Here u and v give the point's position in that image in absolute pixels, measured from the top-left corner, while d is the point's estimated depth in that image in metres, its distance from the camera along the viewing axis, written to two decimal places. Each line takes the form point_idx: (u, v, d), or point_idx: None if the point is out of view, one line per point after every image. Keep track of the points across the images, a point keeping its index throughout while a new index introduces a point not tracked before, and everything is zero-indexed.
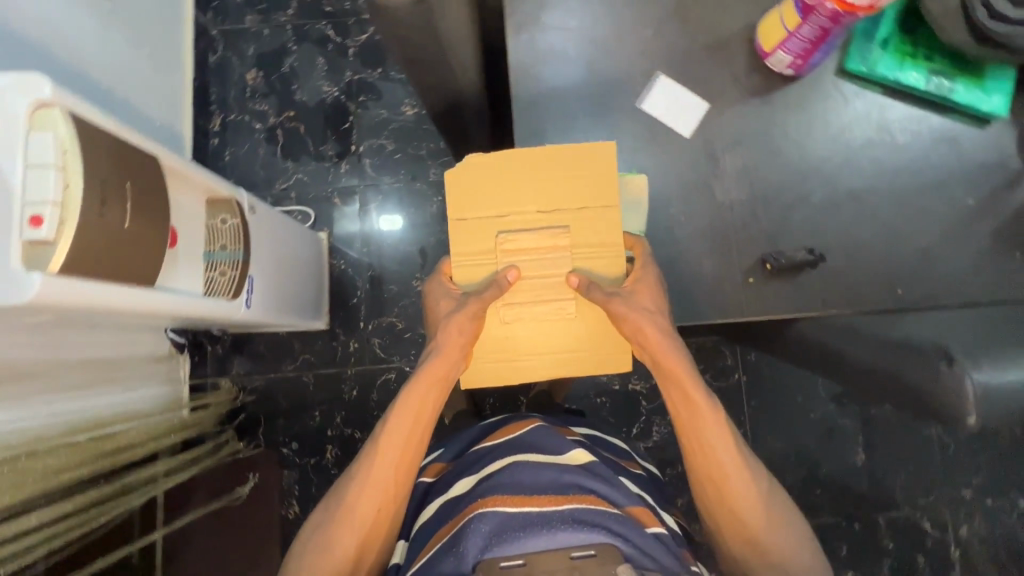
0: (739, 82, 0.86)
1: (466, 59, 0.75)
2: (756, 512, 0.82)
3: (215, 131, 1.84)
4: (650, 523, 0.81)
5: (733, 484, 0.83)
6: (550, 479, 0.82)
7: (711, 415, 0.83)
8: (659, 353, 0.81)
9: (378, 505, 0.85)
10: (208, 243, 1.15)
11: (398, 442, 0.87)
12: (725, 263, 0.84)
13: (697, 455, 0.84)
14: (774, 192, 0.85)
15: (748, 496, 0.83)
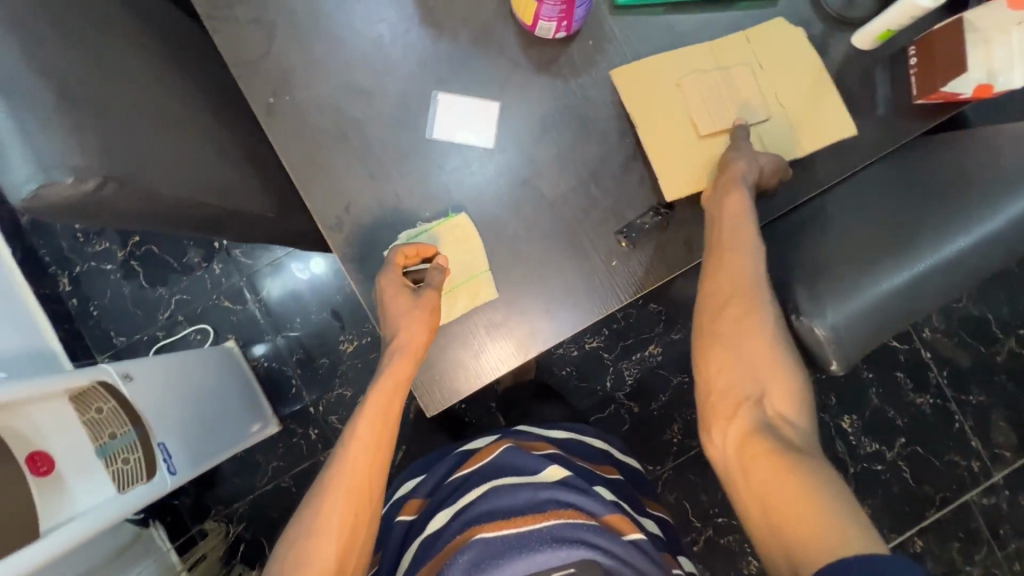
0: (520, 65, 0.79)
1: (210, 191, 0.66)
2: (774, 399, 0.67)
3: (69, 291, 1.67)
4: (630, 531, 0.72)
5: (749, 356, 0.68)
6: (526, 500, 0.73)
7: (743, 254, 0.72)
8: (726, 212, 0.72)
9: (349, 525, 0.68)
10: (94, 438, 1.05)
11: (373, 451, 0.72)
12: (584, 257, 0.79)
13: (723, 300, 0.71)
14: (601, 162, 0.79)
15: (765, 381, 0.67)
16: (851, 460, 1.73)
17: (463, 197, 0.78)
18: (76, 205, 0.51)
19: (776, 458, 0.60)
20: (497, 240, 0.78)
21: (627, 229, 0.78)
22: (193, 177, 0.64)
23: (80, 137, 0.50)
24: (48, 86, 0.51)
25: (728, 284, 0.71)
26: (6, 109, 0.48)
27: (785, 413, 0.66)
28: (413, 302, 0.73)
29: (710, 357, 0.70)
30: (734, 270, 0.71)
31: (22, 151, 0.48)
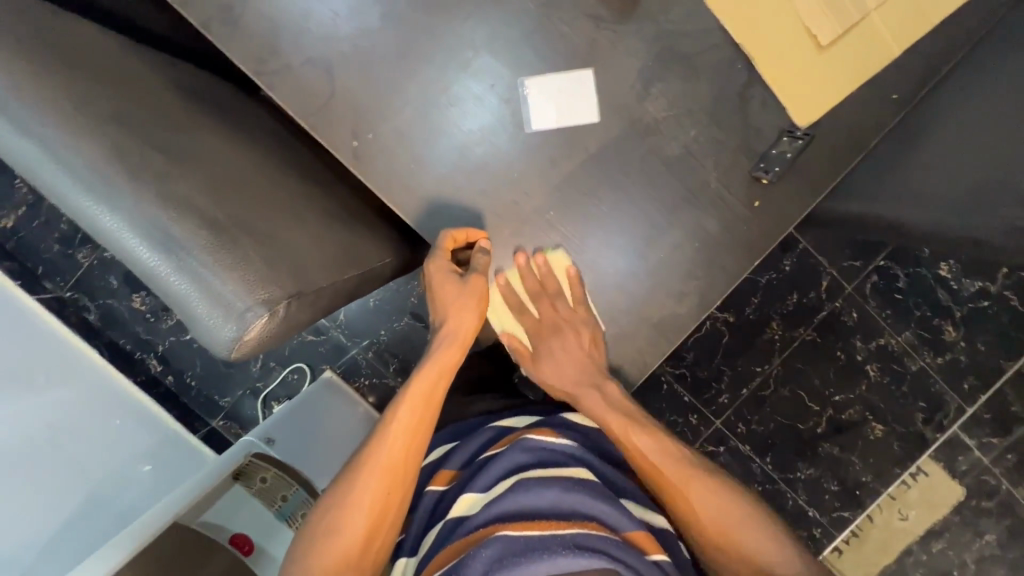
0: (601, 19, 0.70)
1: (345, 268, 0.62)
2: (752, 550, 0.70)
3: (161, 370, 1.67)
4: (654, 551, 0.66)
5: (705, 501, 0.72)
6: (551, 503, 0.67)
7: (635, 426, 0.75)
8: (591, 406, 0.75)
9: (380, 502, 0.70)
10: (271, 505, 1.08)
11: (409, 435, 0.73)
12: (723, 206, 0.73)
13: (641, 458, 0.74)
14: (718, 99, 0.72)
15: (733, 528, 0.71)
16: (953, 304, 1.47)
17: (584, 183, 0.72)
18: (268, 340, 0.48)
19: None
20: (631, 216, 0.73)
21: (761, 165, 0.72)
22: (331, 261, 0.60)
23: (250, 270, 0.47)
24: (199, 223, 0.46)
25: (637, 446, 0.75)
26: (177, 268, 0.45)
27: (767, 553, 0.69)
28: (460, 290, 0.72)
29: (678, 507, 0.73)
30: (653, 453, 0.74)
31: (209, 306, 0.45)
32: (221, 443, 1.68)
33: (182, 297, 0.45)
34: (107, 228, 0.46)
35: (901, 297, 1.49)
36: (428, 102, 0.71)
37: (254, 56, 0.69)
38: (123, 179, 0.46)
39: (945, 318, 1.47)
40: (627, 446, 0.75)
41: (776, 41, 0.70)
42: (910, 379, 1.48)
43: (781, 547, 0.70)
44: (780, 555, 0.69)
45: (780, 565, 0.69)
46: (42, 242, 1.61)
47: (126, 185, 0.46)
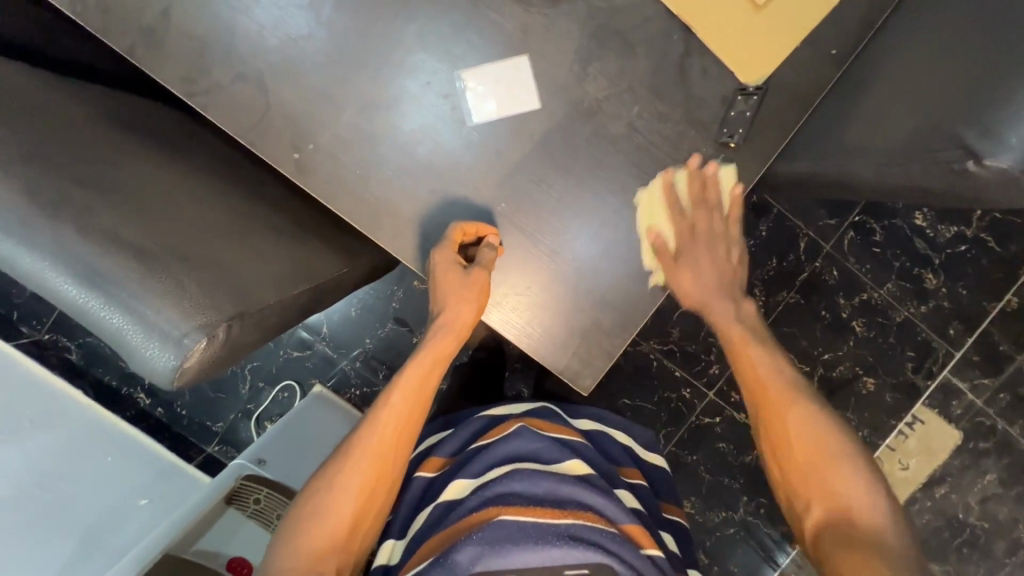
0: (531, 5, 0.70)
1: (296, 284, 0.61)
2: (842, 483, 0.63)
3: (150, 403, 1.66)
4: (649, 546, 0.68)
5: (800, 423, 0.67)
6: (545, 491, 0.67)
7: (751, 337, 0.74)
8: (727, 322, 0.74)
9: (372, 486, 0.70)
10: (265, 525, 1.08)
11: (404, 423, 0.73)
12: (676, 179, 0.73)
13: (752, 370, 0.71)
14: (658, 73, 0.71)
15: (825, 459, 0.65)
16: (932, 252, 1.48)
17: (534, 171, 0.72)
18: (212, 365, 0.47)
19: (849, 546, 0.59)
20: (585, 200, 0.72)
21: (725, 131, 0.71)
22: (278, 278, 0.59)
23: (183, 296, 0.46)
24: (124, 255, 0.46)
25: (743, 353, 0.72)
26: (107, 301, 0.44)
27: (853, 489, 0.63)
28: (463, 283, 0.70)
29: (786, 415, 0.68)
30: (760, 360, 0.72)
31: (144, 336, 0.44)
32: (219, 468, 1.68)
33: (115, 332, 0.44)
34: (32, 269, 0.45)
35: (880, 250, 1.49)
36: (366, 107, 0.70)
37: (181, 78, 0.68)
38: (43, 220, 0.45)
39: (924, 267, 1.48)
40: (727, 334, 0.74)
41: (710, 8, 0.69)
42: (896, 330, 1.49)
43: (869, 488, 0.63)
44: (872, 504, 0.62)
45: (858, 504, 0.62)
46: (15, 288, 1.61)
47: (44, 224, 0.45)
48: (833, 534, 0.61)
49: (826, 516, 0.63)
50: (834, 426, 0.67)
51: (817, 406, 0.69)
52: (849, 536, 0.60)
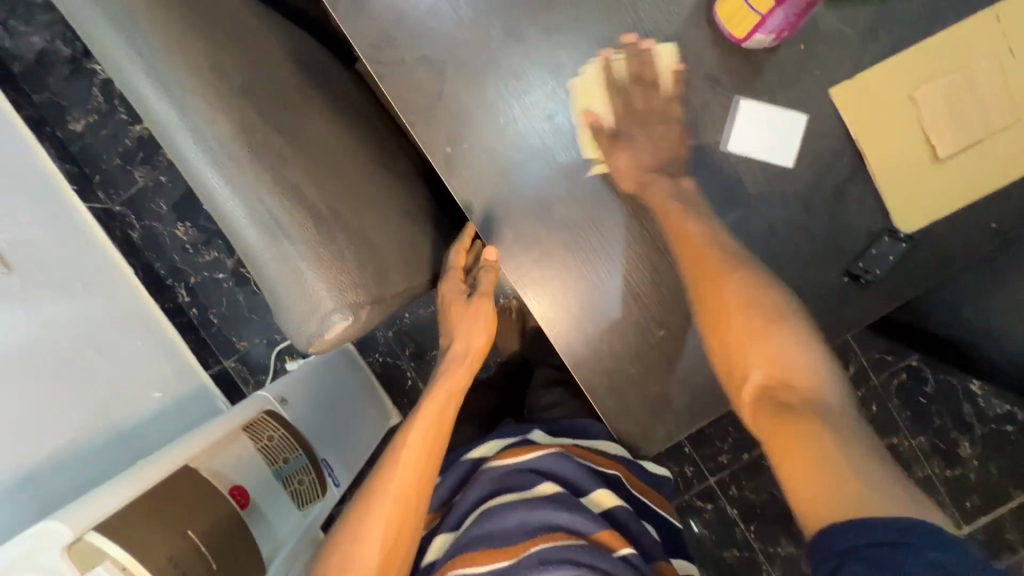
0: (719, 83, 0.69)
1: (413, 276, 0.62)
2: (774, 344, 0.61)
3: (188, 301, 1.71)
4: (621, 546, 0.67)
5: (755, 321, 0.62)
6: (517, 525, 0.67)
7: (721, 257, 0.66)
8: (710, 259, 0.66)
9: (392, 531, 0.66)
10: (271, 462, 1.06)
11: (418, 457, 0.70)
12: (790, 294, 0.73)
13: (718, 277, 0.65)
14: (815, 188, 0.71)
15: (761, 325, 0.62)
16: (976, 420, 1.44)
17: (661, 239, 0.72)
18: (349, 336, 0.50)
19: (787, 418, 0.55)
20: None
21: (858, 264, 0.71)
22: (408, 266, 0.61)
23: (346, 271, 0.48)
24: (306, 215, 0.48)
25: (714, 287, 0.65)
26: (281, 254, 0.46)
27: (796, 362, 0.59)
28: (468, 313, 0.80)
29: (750, 329, 0.62)
30: (702, 239, 0.67)
31: (303, 304, 0.46)
32: (228, 384, 1.71)
33: (277, 288, 0.47)
34: (220, 198, 0.46)
35: (925, 401, 1.46)
36: (531, 128, 0.71)
37: (368, 43, 0.70)
38: (246, 162, 0.46)
39: (963, 432, 1.44)
40: (674, 228, 0.68)
41: (891, 143, 0.68)
42: (912, 485, 1.45)
43: (818, 363, 0.60)
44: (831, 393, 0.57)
45: (792, 359, 0.60)
46: (104, 154, 1.67)
47: (245, 166, 0.46)
48: (773, 398, 0.58)
49: (765, 381, 0.59)
50: (784, 321, 0.62)
51: (764, 295, 0.64)
52: (791, 407, 0.56)
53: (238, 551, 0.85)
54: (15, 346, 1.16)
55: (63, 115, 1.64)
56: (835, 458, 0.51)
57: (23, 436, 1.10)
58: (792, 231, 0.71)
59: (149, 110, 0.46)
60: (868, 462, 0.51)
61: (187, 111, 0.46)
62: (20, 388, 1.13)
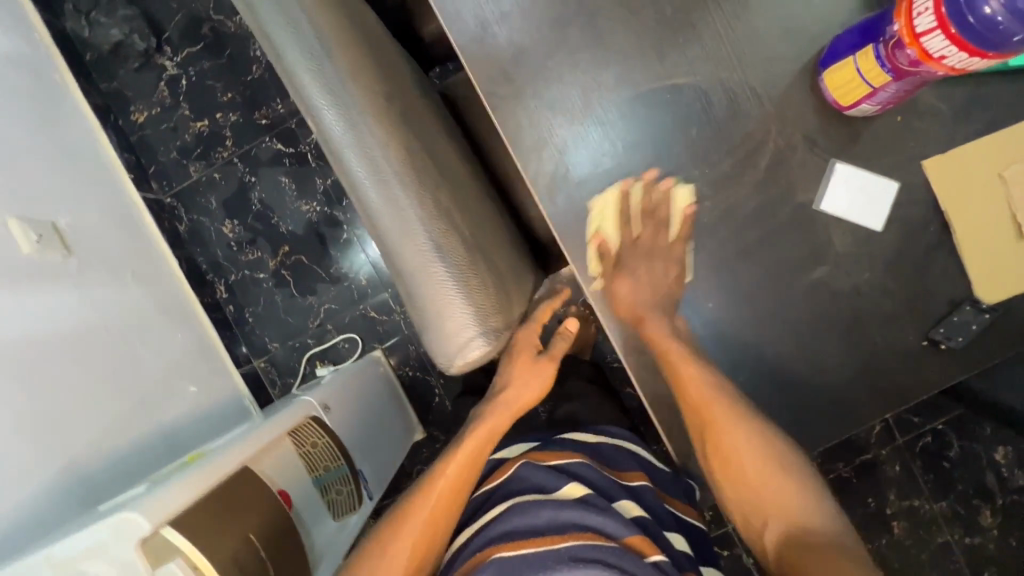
0: (817, 145, 0.72)
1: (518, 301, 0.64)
2: (782, 484, 0.67)
3: (225, 298, 1.72)
4: (651, 551, 0.65)
5: (754, 459, 0.69)
6: (545, 522, 0.66)
7: (726, 415, 0.70)
8: (710, 405, 0.71)
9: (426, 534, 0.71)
10: (311, 469, 1.05)
11: (463, 472, 0.76)
12: (869, 353, 0.75)
13: (706, 437, 0.72)
14: (901, 253, 0.73)
15: (769, 461, 0.68)
16: (1000, 491, 1.44)
17: (749, 288, 0.74)
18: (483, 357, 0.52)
19: (814, 555, 0.60)
20: (782, 333, 0.74)
21: (939, 331, 0.73)
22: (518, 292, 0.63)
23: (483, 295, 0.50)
24: (457, 241, 0.51)
25: (718, 439, 0.70)
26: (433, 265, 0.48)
27: (798, 505, 0.65)
28: (532, 366, 0.88)
29: (754, 475, 0.68)
30: (705, 387, 0.71)
31: (453, 321, 0.49)
32: (256, 383, 1.71)
33: (428, 300, 0.49)
34: (379, 209, 0.49)
35: (949, 466, 1.46)
36: (632, 170, 0.73)
37: (484, 75, 0.73)
38: (400, 182, 0.50)
39: (986, 501, 1.44)
40: (679, 376, 0.71)
41: (979, 218, 0.71)
42: (931, 551, 1.43)
43: (824, 505, 0.66)
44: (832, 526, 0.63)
45: (804, 499, 0.66)
46: (162, 146, 1.70)
47: (400, 183, 0.49)
48: (794, 542, 0.63)
49: (780, 534, 0.65)
50: (792, 460, 0.69)
51: (769, 434, 0.70)
52: (810, 546, 0.61)
53: (286, 550, 0.85)
54: (64, 327, 1.16)
55: (127, 105, 1.68)
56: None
57: (76, 413, 1.10)
58: (875, 293, 0.74)
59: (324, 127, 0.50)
60: None
61: (355, 130, 0.50)
62: (71, 367, 1.13)
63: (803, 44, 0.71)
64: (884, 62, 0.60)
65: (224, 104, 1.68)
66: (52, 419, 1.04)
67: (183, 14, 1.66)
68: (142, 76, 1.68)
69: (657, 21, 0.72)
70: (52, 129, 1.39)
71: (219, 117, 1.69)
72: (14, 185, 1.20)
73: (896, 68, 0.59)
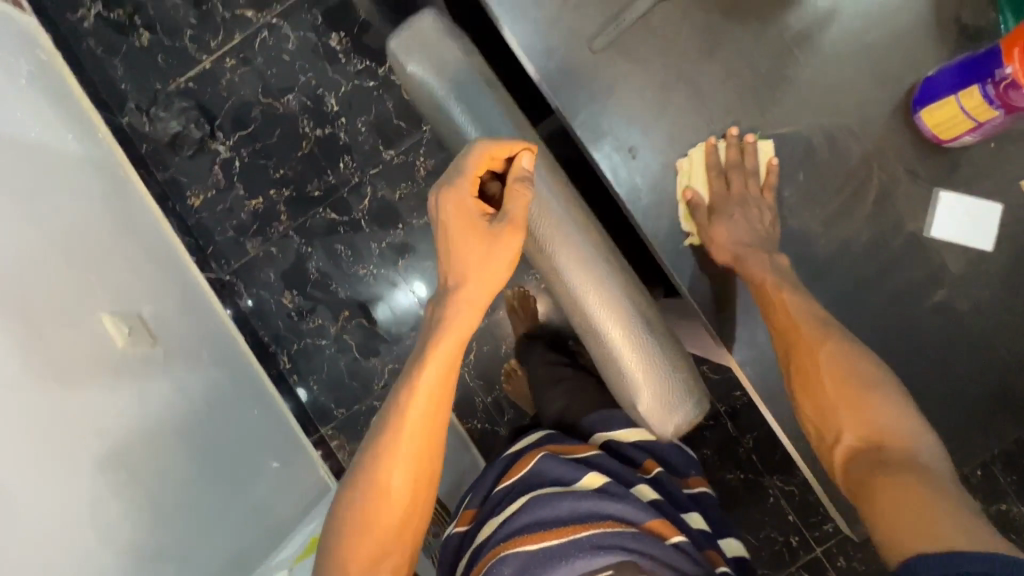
0: (919, 176, 0.76)
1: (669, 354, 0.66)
2: (864, 407, 0.66)
3: (289, 368, 1.73)
4: (672, 534, 0.68)
5: (835, 372, 0.68)
6: (568, 512, 0.67)
7: (814, 327, 0.70)
8: (798, 320, 0.70)
9: (424, 447, 0.66)
10: None
11: (445, 372, 0.66)
12: (998, 368, 0.77)
13: (792, 349, 0.70)
14: (1016, 269, 0.76)
15: (849, 385, 0.67)
16: None
17: (873, 315, 0.77)
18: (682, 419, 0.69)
19: (887, 470, 0.60)
20: (911, 355, 0.77)
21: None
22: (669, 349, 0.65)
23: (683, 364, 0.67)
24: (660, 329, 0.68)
25: (807, 352, 0.69)
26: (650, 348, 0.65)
27: (886, 419, 0.65)
28: (487, 246, 0.65)
29: (832, 388, 0.67)
30: (799, 312, 0.71)
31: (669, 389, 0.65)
32: (327, 451, 1.70)
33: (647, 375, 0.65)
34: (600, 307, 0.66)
35: None
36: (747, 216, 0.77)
37: (598, 142, 0.78)
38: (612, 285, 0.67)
39: None
40: (771, 303, 0.72)
41: None
42: None
43: (912, 426, 0.65)
44: (915, 440, 0.63)
45: (887, 421, 0.65)
46: (218, 226, 1.75)
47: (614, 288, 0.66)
48: (868, 457, 0.63)
49: (857, 442, 0.65)
50: (881, 384, 0.67)
51: (859, 359, 0.69)
52: (883, 461, 0.62)
53: None
54: (163, 415, 1.18)
55: (183, 190, 1.74)
56: (941, 505, 0.55)
57: (188, 501, 1.13)
58: (996, 309, 0.77)
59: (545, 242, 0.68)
60: (966, 509, 0.55)
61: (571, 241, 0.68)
62: (177, 454, 1.16)
63: (894, 85, 0.77)
64: (991, 99, 0.66)
65: (277, 181, 1.75)
66: (167, 508, 1.07)
67: (233, 102, 1.73)
68: (195, 161, 1.74)
69: (754, 77, 0.77)
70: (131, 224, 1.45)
71: (273, 194, 1.75)
72: (110, 283, 1.25)
73: (1008, 106, 0.65)
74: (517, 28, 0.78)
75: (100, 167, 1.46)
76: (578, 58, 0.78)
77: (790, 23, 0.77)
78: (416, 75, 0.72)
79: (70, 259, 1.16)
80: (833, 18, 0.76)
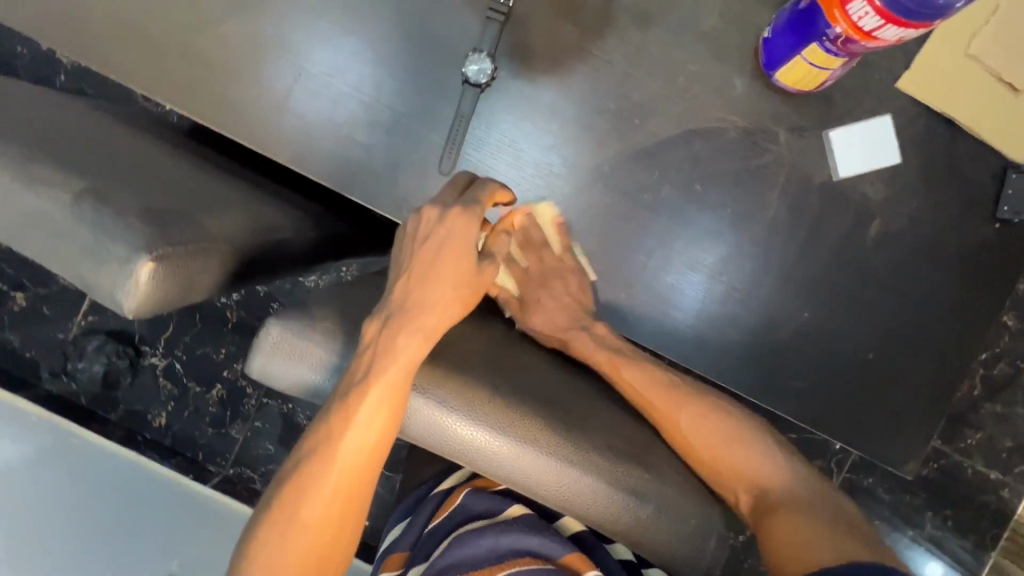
0: (804, 129, 0.74)
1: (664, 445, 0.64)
2: (745, 459, 0.67)
3: None
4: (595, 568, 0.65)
5: (708, 431, 0.68)
6: (489, 550, 0.64)
7: (670, 400, 0.69)
8: (646, 396, 0.70)
9: (359, 484, 0.53)
10: None
11: (392, 411, 0.52)
12: (957, 263, 0.77)
13: (654, 417, 0.70)
14: (930, 166, 0.76)
15: (721, 444, 0.68)
16: None
17: (827, 276, 0.76)
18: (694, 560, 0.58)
19: (782, 518, 0.64)
20: (876, 292, 0.77)
21: (1004, 209, 0.76)
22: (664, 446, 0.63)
23: (688, 503, 0.56)
24: (651, 481, 0.55)
25: (677, 420, 0.69)
26: (650, 511, 0.54)
27: (762, 464, 0.67)
28: (474, 273, 0.56)
29: (707, 451, 0.68)
30: (644, 386, 0.71)
31: (687, 545, 0.56)
32: None
33: (654, 539, 0.55)
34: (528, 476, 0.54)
35: None
36: (669, 248, 0.75)
37: None
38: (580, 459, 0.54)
39: None
40: (619, 376, 0.72)
41: (968, 99, 0.74)
42: None
43: (779, 461, 0.68)
44: (789, 478, 0.67)
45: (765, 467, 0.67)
46: (196, 431, 1.41)
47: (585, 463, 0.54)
48: (764, 508, 0.66)
49: (753, 499, 0.67)
50: (750, 433, 0.68)
51: (734, 419, 0.69)
52: (776, 507, 0.65)
53: None
54: None
55: (142, 416, 1.40)
56: (823, 542, 0.61)
57: None
58: (930, 212, 0.76)
59: (442, 419, 0.53)
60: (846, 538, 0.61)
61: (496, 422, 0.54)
62: None
63: (738, 57, 0.74)
64: (830, 51, 0.64)
65: (222, 360, 1.41)
66: None
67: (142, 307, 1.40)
68: (139, 383, 1.41)
69: (606, 117, 0.74)
70: (134, 487, 1.18)
71: (228, 373, 1.41)
72: (52, 530, 0.95)
73: (850, 53, 0.63)
74: (362, 192, 0.73)
75: (59, 433, 1.21)
76: (434, 188, 0.73)
77: (612, 49, 0.73)
78: (297, 380, 0.54)
79: (89, 572, 0.93)
80: (647, 24, 0.73)
